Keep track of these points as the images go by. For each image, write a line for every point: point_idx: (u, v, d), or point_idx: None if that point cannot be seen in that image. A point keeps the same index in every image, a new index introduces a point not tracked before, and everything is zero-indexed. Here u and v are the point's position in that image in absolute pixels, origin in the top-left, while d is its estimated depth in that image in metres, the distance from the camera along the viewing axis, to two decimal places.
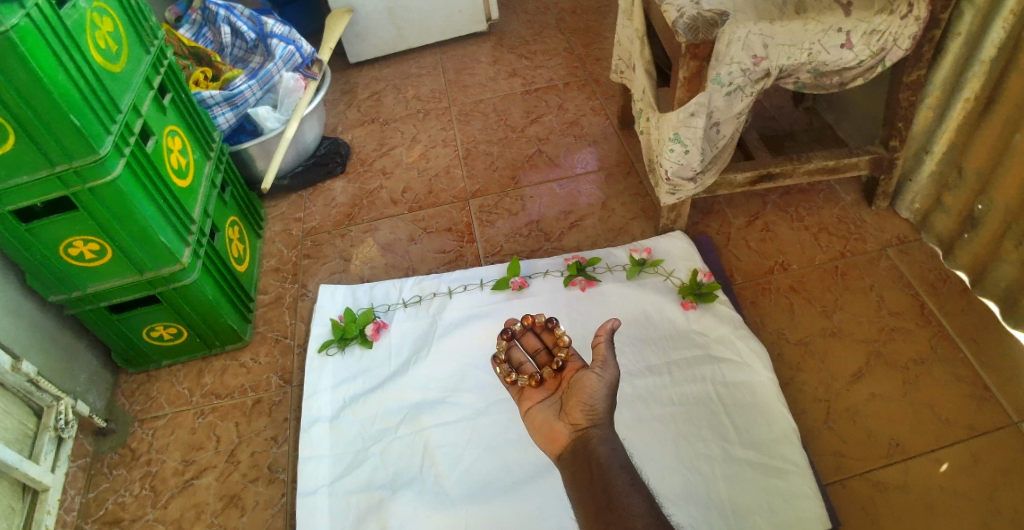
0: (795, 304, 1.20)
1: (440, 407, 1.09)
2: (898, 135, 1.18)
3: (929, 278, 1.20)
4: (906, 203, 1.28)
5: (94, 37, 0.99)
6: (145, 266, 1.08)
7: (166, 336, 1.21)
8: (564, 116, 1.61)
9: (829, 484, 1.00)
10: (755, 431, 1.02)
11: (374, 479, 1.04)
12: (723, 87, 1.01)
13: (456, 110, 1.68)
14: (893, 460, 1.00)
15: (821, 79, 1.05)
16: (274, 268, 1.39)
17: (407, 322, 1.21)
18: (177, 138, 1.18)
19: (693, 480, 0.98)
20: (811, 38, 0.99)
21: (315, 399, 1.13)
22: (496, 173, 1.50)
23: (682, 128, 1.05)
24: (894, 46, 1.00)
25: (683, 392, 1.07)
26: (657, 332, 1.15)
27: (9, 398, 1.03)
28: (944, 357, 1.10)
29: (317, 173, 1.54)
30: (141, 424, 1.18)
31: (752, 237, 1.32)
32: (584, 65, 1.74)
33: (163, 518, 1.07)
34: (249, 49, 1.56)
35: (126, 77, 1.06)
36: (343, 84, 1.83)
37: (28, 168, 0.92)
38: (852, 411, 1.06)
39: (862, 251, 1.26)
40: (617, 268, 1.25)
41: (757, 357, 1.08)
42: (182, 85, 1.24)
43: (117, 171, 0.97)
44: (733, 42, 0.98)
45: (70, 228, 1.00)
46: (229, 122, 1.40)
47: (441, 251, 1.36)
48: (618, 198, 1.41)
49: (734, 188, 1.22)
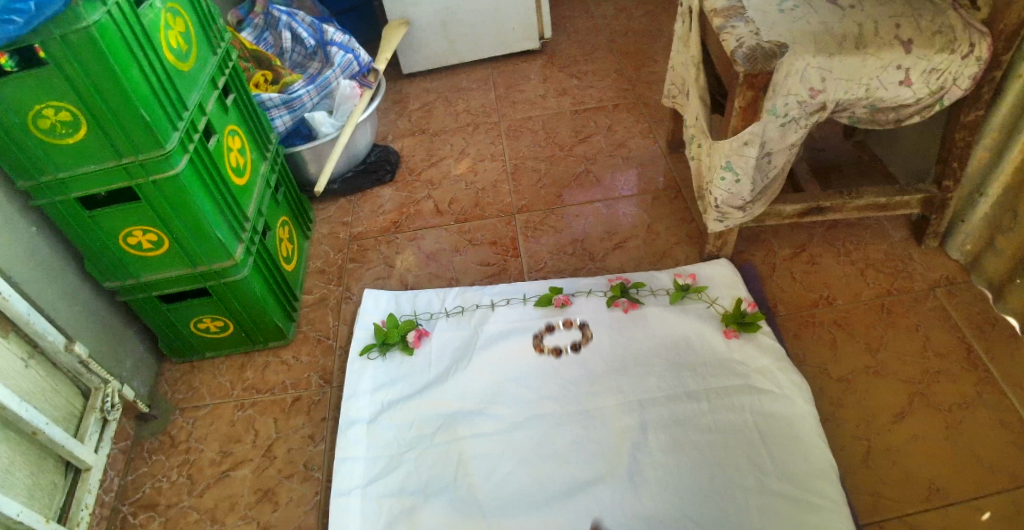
0: (839, 339, 1.19)
1: (476, 418, 1.10)
2: (951, 174, 1.17)
3: (976, 320, 1.18)
4: (956, 244, 1.26)
5: (166, 36, 1.03)
6: (198, 259, 1.11)
7: (212, 329, 1.24)
8: (613, 137, 1.62)
9: (866, 525, 0.98)
10: (791, 464, 1.01)
11: (406, 484, 1.05)
12: (778, 118, 1.02)
13: (505, 126, 1.70)
14: (933, 504, 0.99)
15: (877, 115, 1.05)
16: (319, 269, 1.42)
17: (449, 331, 1.22)
18: (236, 137, 1.22)
19: (726, 510, 0.98)
20: (870, 73, 0.99)
21: (354, 400, 1.14)
22: (541, 189, 1.52)
23: (733, 156, 1.06)
24: (952, 85, 1.00)
25: (720, 420, 1.07)
26: (697, 358, 1.14)
27: (59, 376, 1.07)
28: (990, 403, 1.08)
29: (365, 179, 1.57)
30: (182, 413, 1.21)
31: (797, 268, 1.31)
32: (634, 88, 1.76)
33: (198, 507, 1.09)
34: (308, 55, 1.59)
35: (193, 76, 1.10)
36: (395, 94, 1.86)
37: (97, 157, 0.96)
38: (892, 452, 1.04)
39: (909, 290, 1.24)
40: (660, 292, 1.25)
41: (798, 390, 1.07)
42: (243, 87, 1.28)
43: (180, 166, 1.01)
44: (792, 74, 0.99)
45: (130, 218, 1.04)
46: (285, 125, 1.45)
47: (484, 264, 1.38)
48: (663, 222, 1.41)
49: (781, 218, 1.22)
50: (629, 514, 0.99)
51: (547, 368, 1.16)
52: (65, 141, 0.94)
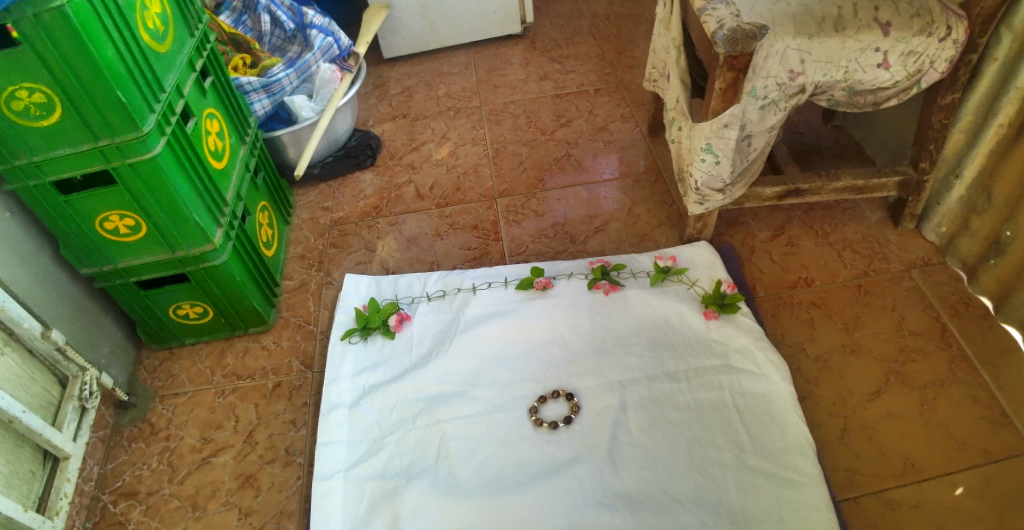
0: (816, 320, 1.20)
1: (458, 400, 1.10)
2: (928, 157, 1.18)
3: (951, 301, 1.20)
4: (931, 225, 1.28)
5: (143, 17, 1.01)
6: (176, 243, 1.09)
7: (192, 315, 1.22)
8: (594, 121, 1.62)
9: (841, 499, 1.00)
10: (769, 442, 1.02)
11: (388, 467, 1.04)
12: (758, 99, 1.02)
13: (487, 110, 1.69)
14: (907, 479, 1.00)
15: (855, 98, 1.06)
16: (299, 255, 1.41)
17: (430, 315, 1.22)
18: (215, 120, 1.20)
19: (704, 487, 0.99)
20: (848, 56, 0.99)
21: (335, 385, 1.14)
22: (523, 173, 1.51)
23: (714, 138, 1.06)
24: (930, 68, 1.01)
25: (700, 400, 1.08)
26: (678, 339, 1.15)
27: (35, 364, 1.05)
28: (962, 381, 1.10)
29: (346, 164, 1.56)
30: (162, 400, 1.20)
31: (776, 250, 1.32)
32: (615, 72, 1.76)
33: (179, 494, 1.09)
34: (287, 38, 1.57)
35: (170, 58, 1.08)
36: (375, 78, 1.85)
37: (72, 140, 0.95)
38: (868, 429, 1.06)
39: (885, 271, 1.26)
40: (641, 274, 1.26)
41: (775, 369, 1.08)
42: (221, 70, 1.26)
43: (157, 149, 0.99)
44: (771, 56, 0.99)
45: (107, 202, 1.02)
46: (264, 109, 1.43)
47: (465, 248, 1.38)
48: (643, 205, 1.41)
49: (761, 201, 1.23)
50: (609, 492, 0.99)
51: (528, 350, 1.16)
52: (39, 123, 0.92)
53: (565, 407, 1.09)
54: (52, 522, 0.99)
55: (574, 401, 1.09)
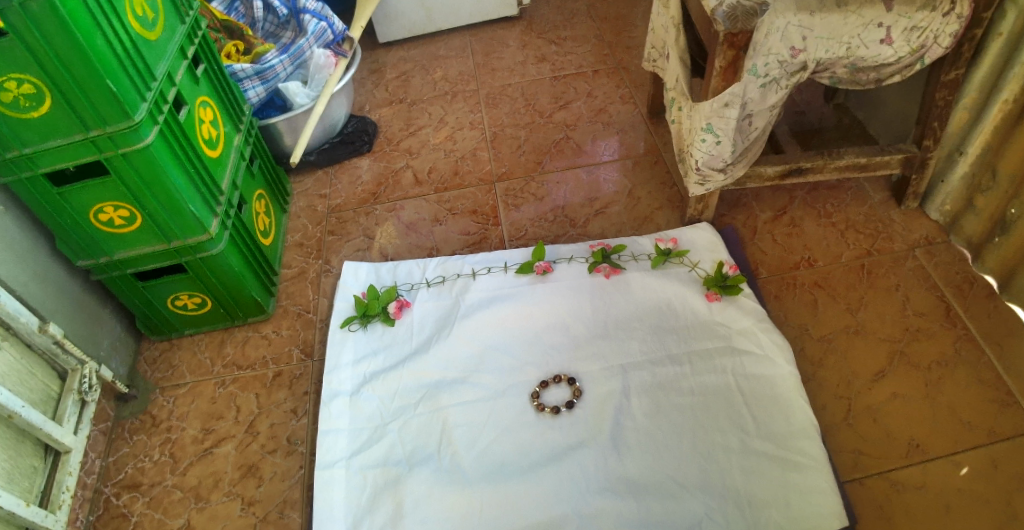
0: (819, 300, 1.19)
1: (459, 387, 1.10)
2: (932, 135, 1.16)
3: (955, 280, 1.18)
4: (935, 205, 1.26)
5: (132, 4, 0.99)
6: (171, 234, 1.08)
7: (190, 306, 1.21)
8: (592, 103, 1.60)
9: (846, 481, 0.99)
10: (773, 425, 1.01)
11: (390, 455, 1.04)
12: (759, 78, 1.00)
13: (484, 94, 1.67)
14: (912, 460, 1.00)
15: (857, 75, 1.03)
16: (298, 243, 1.40)
17: (429, 301, 1.21)
18: (208, 108, 1.18)
19: (709, 471, 0.98)
20: (851, 31, 0.98)
21: (336, 373, 1.13)
22: (521, 157, 1.50)
23: (714, 118, 1.04)
24: (934, 43, 0.98)
25: (703, 383, 1.07)
26: (680, 322, 1.14)
27: (33, 358, 1.04)
28: (969, 360, 1.09)
29: (343, 150, 1.55)
30: (162, 392, 1.20)
31: (778, 231, 1.31)
32: (614, 53, 1.73)
33: (181, 485, 1.08)
34: (280, 24, 1.55)
35: (161, 46, 1.06)
36: (371, 63, 1.83)
37: (63, 132, 0.93)
38: (873, 410, 1.05)
39: (888, 250, 1.25)
40: (641, 256, 1.24)
41: (779, 351, 1.07)
42: (214, 57, 1.24)
43: (150, 139, 0.98)
44: (772, 33, 0.97)
45: (101, 194, 1.01)
46: (259, 96, 1.41)
47: (465, 234, 1.36)
48: (644, 187, 1.40)
49: (763, 181, 1.21)
50: (612, 478, 0.99)
51: (529, 336, 1.15)
52: (30, 115, 0.91)
53: (566, 392, 1.09)
54: (55, 516, 0.99)
55: (575, 385, 1.09)
